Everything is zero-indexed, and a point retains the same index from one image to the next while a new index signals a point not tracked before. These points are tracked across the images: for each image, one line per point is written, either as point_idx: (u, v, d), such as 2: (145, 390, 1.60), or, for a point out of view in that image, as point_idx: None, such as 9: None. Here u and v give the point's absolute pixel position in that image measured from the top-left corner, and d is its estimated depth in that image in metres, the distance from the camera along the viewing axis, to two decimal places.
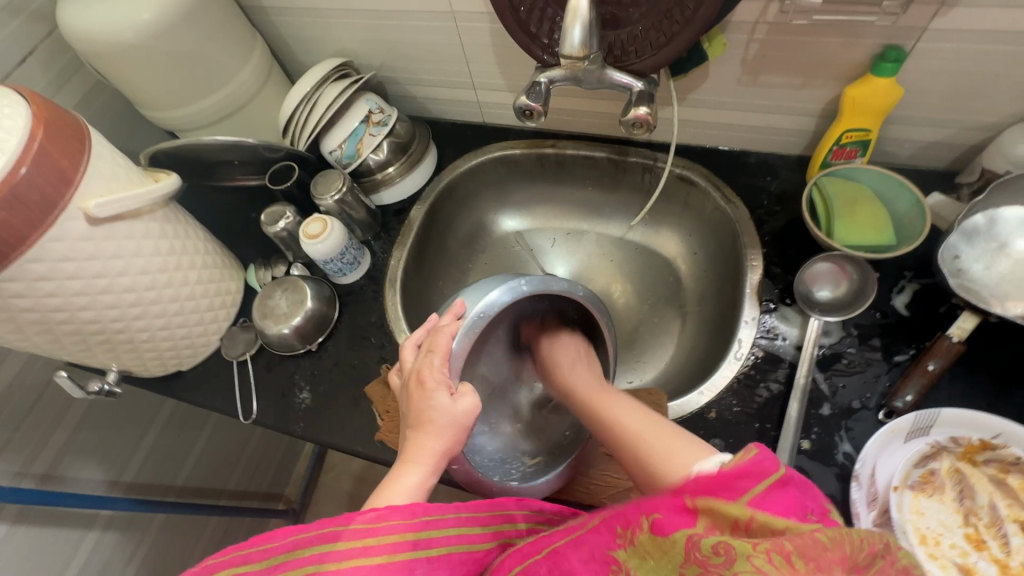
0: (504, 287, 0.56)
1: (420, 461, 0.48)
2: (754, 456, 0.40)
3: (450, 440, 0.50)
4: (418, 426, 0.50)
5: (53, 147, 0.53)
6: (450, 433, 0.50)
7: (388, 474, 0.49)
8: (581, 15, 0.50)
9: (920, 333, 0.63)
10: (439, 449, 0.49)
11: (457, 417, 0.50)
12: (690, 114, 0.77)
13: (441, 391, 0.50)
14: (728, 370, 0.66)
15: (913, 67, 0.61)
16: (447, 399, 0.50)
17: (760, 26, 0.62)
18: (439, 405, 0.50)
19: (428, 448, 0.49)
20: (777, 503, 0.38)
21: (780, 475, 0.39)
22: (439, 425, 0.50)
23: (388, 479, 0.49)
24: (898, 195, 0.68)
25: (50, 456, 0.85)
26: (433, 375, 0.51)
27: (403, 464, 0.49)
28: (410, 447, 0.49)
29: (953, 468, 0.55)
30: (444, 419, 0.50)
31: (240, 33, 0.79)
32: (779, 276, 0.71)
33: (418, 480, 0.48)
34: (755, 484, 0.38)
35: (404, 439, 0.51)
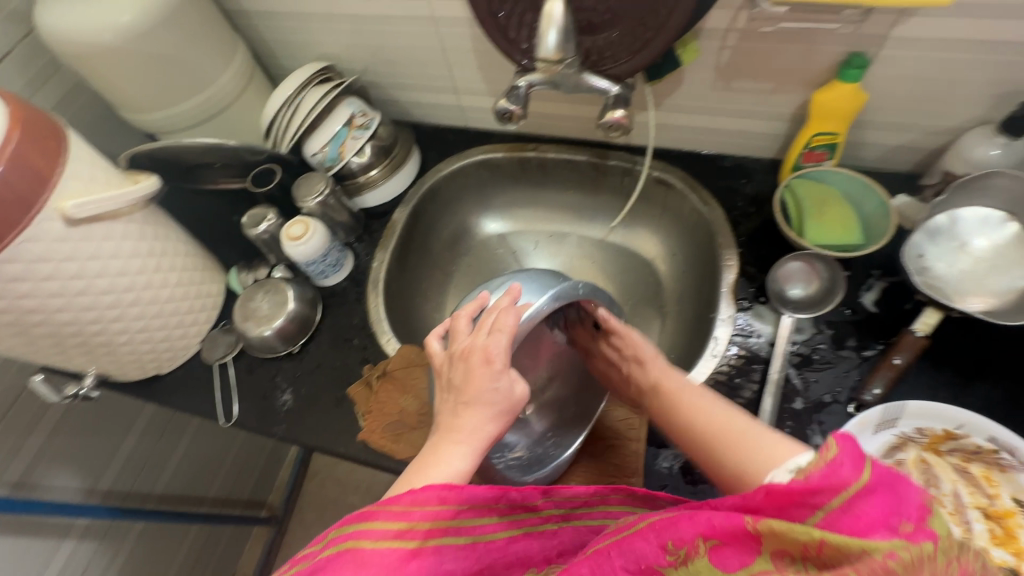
0: (562, 286, 0.54)
1: (467, 440, 0.44)
2: (832, 459, 0.34)
3: (501, 424, 0.45)
4: (471, 405, 0.45)
5: (29, 147, 0.53)
6: (505, 420, 0.46)
7: (430, 450, 0.45)
8: (556, 21, 0.51)
9: (888, 329, 0.65)
10: (490, 432, 0.45)
11: (512, 401, 0.46)
12: (666, 119, 0.79)
13: (502, 375, 0.45)
14: (705, 367, 0.68)
15: (875, 73, 0.64)
16: (507, 384, 0.45)
17: (731, 33, 0.64)
18: (498, 386, 0.45)
19: (481, 429, 0.45)
20: (868, 512, 0.33)
21: (864, 481, 0.33)
22: (494, 407, 0.45)
23: (431, 455, 0.45)
24: (866, 197, 0.70)
25: (25, 463, 0.83)
26: (500, 352, 0.46)
27: (451, 442, 0.45)
28: (462, 425, 0.45)
29: (919, 458, 0.57)
30: (502, 400, 0.45)
31: (222, 36, 0.80)
32: (754, 276, 0.73)
33: (464, 465, 0.44)
34: (828, 498, 0.33)
35: (451, 415, 0.46)
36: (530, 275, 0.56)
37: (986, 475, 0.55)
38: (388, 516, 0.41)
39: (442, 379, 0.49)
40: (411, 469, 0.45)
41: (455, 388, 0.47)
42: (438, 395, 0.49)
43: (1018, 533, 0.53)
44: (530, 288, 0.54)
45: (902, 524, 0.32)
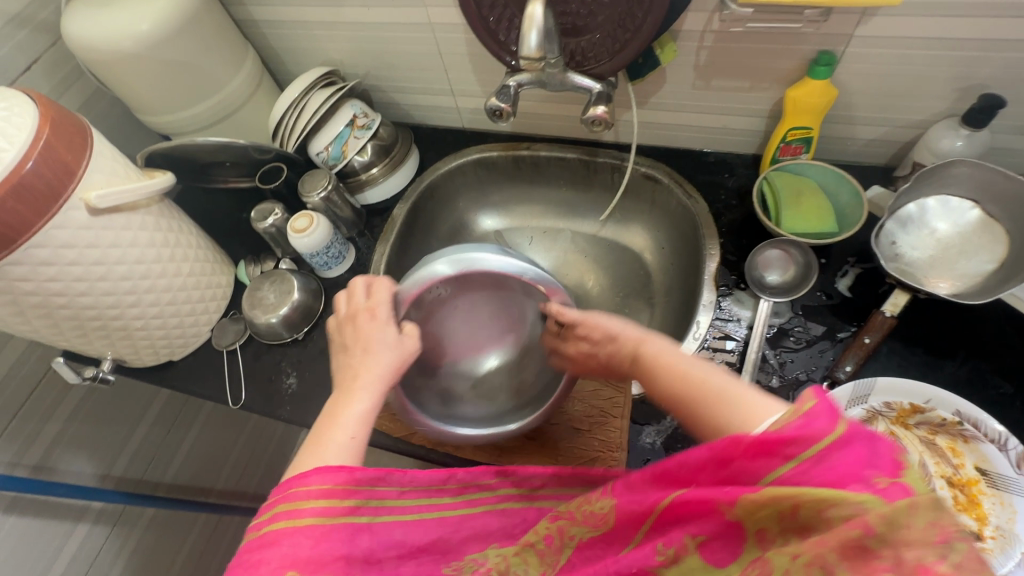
0: (446, 260, 0.55)
1: (364, 386, 0.50)
2: (805, 413, 0.35)
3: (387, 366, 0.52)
4: (363, 352, 0.52)
5: (57, 142, 0.58)
6: (393, 366, 0.52)
7: (330, 406, 0.50)
8: (537, 22, 0.55)
9: (861, 312, 0.69)
10: (379, 375, 0.51)
11: (394, 349, 0.53)
12: (652, 117, 0.83)
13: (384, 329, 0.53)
14: (687, 349, 0.71)
15: (844, 70, 0.68)
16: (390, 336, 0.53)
17: (708, 34, 0.69)
18: (379, 333, 0.53)
19: (368, 371, 0.51)
20: (842, 463, 0.32)
21: (839, 432, 0.33)
22: (380, 349, 0.52)
23: (331, 411, 0.50)
24: (841, 188, 0.74)
25: (44, 446, 0.88)
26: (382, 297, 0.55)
27: (347, 394, 0.50)
28: (354, 373, 0.51)
29: (888, 431, 0.60)
30: (383, 342, 0.53)
31: (233, 43, 0.85)
32: (734, 263, 0.76)
33: (361, 412, 0.49)
34: (801, 449, 0.34)
35: (347, 370, 0.53)
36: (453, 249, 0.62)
37: (951, 447, 0.58)
38: (335, 479, 0.43)
39: (336, 342, 0.56)
40: (315, 431, 0.48)
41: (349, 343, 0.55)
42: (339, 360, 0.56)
43: (982, 500, 0.56)
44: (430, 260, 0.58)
45: (876, 478, 0.31)
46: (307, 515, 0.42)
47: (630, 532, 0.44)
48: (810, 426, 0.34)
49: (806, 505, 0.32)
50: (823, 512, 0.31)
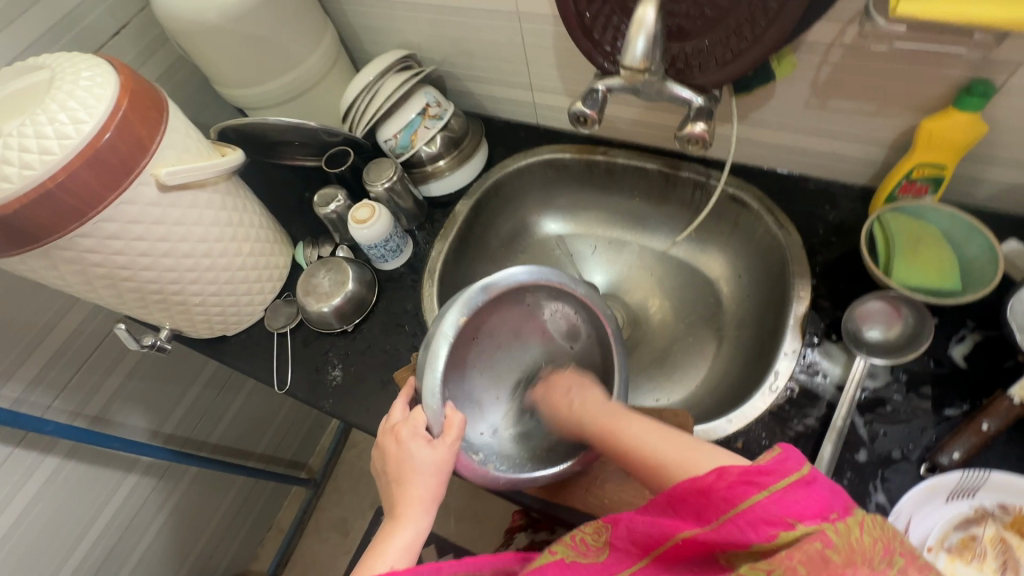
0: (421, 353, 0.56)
1: (406, 516, 0.50)
2: (778, 454, 0.40)
3: (437, 488, 0.52)
4: (401, 479, 0.52)
5: (134, 116, 0.57)
6: (435, 480, 0.52)
7: (379, 535, 0.51)
8: (646, 27, 0.49)
9: (977, 388, 0.59)
10: (426, 496, 0.51)
11: (439, 463, 0.52)
12: (749, 133, 0.74)
13: (418, 442, 0.52)
14: (761, 402, 0.64)
15: (1002, 103, 0.57)
16: (424, 447, 0.52)
17: (836, 48, 0.59)
18: (418, 454, 0.52)
19: (414, 500, 0.51)
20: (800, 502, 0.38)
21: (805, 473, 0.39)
22: (421, 476, 0.51)
23: (378, 540, 0.50)
24: (969, 240, 0.63)
25: (103, 400, 0.91)
26: (412, 434, 0.53)
27: (394, 523, 0.50)
28: (398, 505, 0.51)
29: (998, 537, 0.52)
30: (428, 464, 0.52)
31: (313, 20, 0.82)
32: (827, 311, 0.67)
33: (406, 541, 0.50)
34: (774, 481, 0.39)
35: (390, 495, 0.53)
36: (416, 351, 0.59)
37: None
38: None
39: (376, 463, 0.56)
40: (360, 563, 0.49)
41: (384, 468, 0.54)
42: (378, 485, 0.55)
43: None
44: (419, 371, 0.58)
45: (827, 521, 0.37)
46: None
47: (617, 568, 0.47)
48: (785, 462, 0.40)
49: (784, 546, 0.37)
50: (793, 544, 0.36)
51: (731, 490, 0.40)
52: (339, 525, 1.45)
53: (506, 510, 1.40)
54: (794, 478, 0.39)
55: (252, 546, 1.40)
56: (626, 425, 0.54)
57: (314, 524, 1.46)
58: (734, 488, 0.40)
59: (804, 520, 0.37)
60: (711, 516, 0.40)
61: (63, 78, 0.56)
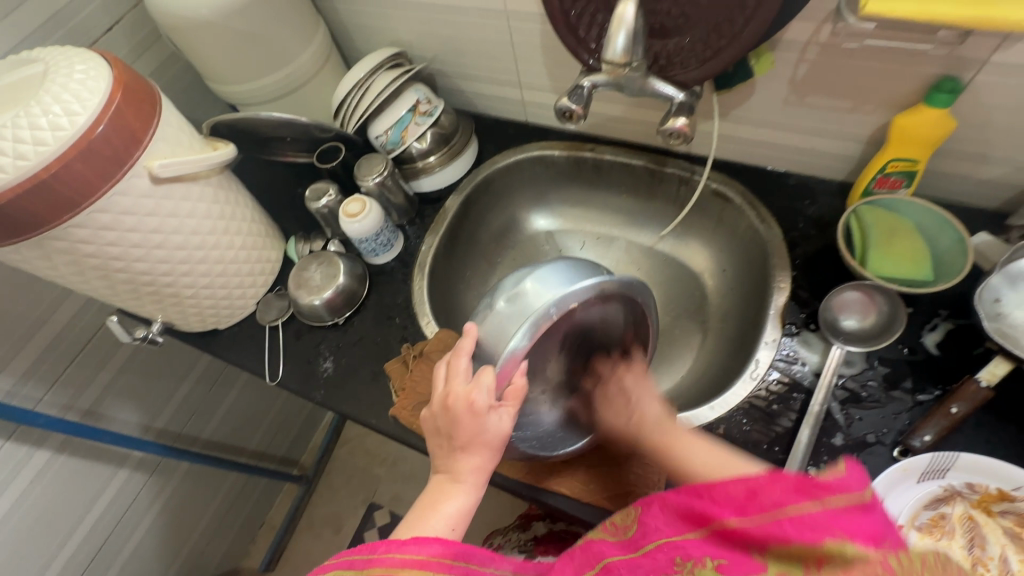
0: (508, 315, 0.53)
1: (467, 481, 0.50)
2: (842, 473, 0.41)
3: (493, 460, 0.51)
4: (467, 447, 0.50)
5: (127, 109, 0.58)
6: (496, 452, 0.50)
7: (432, 496, 0.50)
8: (626, 23, 0.51)
9: (948, 374, 0.61)
10: (486, 466, 0.50)
11: (505, 435, 0.51)
12: (731, 130, 0.76)
13: (491, 413, 0.50)
14: (741, 390, 0.66)
15: (970, 100, 0.60)
16: (496, 419, 0.50)
17: (811, 46, 0.62)
18: (491, 425, 0.50)
19: (475, 468, 0.50)
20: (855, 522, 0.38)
21: (865, 496, 0.39)
22: (491, 448, 0.50)
23: (430, 501, 0.50)
24: (941, 232, 0.66)
25: (94, 395, 0.92)
26: (485, 403, 0.50)
27: (452, 485, 0.50)
28: (459, 468, 0.50)
29: (966, 515, 0.54)
30: (495, 436, 0.50)
31: (306, 18, 0.84)
32: (806, 301, 0.70)
33: (462, 507, 0.49)
34: (832, 495, 0.39)
35: (445, 451, 0.51)
36: (489, 303, 0.56)
37: None
38: (431, 551, 0.43)
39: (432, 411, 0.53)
40: (413, 516, 0.49)
41: (444, 426, 0.51)
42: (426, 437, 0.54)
43: None
44: (486, 325, 0.54)
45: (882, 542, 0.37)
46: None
47: (642, 540, 0.47)
48: (847, 482, 0.40)
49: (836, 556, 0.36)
50: (851, 561, 0.35)
51: (779, 493, 0.41)
52: (332, 522, 1.45)
53: (497, 506, 1.41)
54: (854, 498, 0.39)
55: (243, 543, 1.40)
56: (677, 445, 0.55)
57: (306, 521, 1.46)
58: (787, 490, 0.41)
59: (855, 540, 0.37)
60: (753, 511, 0.41)
61: (57, 71, 0.56)
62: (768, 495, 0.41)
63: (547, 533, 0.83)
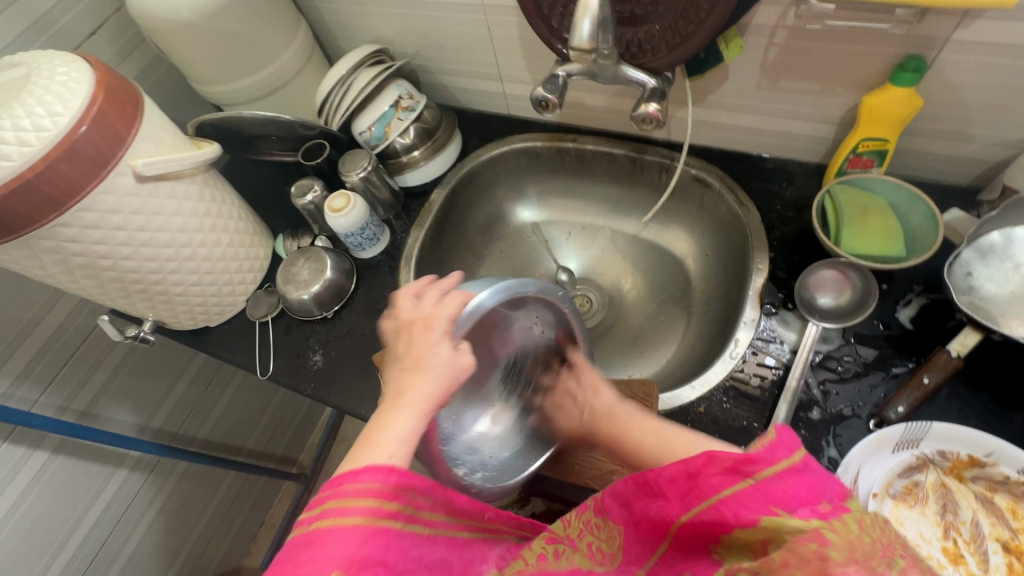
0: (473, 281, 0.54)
1: (410, 400, 0.44)
2: (770, 440, 0.38)
3: (445, 391, 0.46)
4: (416, 368, 0.46)
5: (110, 109, 0.59)
6: (446, 383, 0.46)
7: (375, 421, 0.44)
8: (592, 10, 0.52)
9: (923, 347, 0.63)
10: (434, 394, 0.45)
11: (457, 369, 0.46)
12: (707, 116, 0.78)
13: (443, 342, 0.47)
14: (721, 368, 0.67)
15: (934, 78, 0.61)
16: (448, 350, 0.47)
17: (780, 30, 0.63)
18: (440, 349, 0.47)
19: (425, 394, 0.44)
20: (793, 487, 0.36)
21: (797, 461, 0.37)
22: (438, 371, 0.46)
23: (376, 425, 0.43)
24: (914, 209, 0.67)
25: (90, 396, 0.93)
26: (427, 341, 0.48)
27: (395, 405, 0.44)
28: (405, 390, 0.45)
29: (939, 482, 0.55)
30: (448, 367, 0.46)
31: (287, 17, 0.85)
32: (783, 281, 0.71)
33: (414, 429, 0.43)
34: (764, 468, 0.37)
35: (396, 379, 0.46)
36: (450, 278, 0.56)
37: (1012, 509, 0.53)
38: (386, 479, 0.38)
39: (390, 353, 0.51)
40: (356, 447, 0.42)
41: (402, 355, 0.48)
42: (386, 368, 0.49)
43: None
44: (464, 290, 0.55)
45: (823, 504, 0.35)
46: (351, 515, 0.37)
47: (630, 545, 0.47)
48: (775, 450, 0.37)
49: (776, 540, 0.34)
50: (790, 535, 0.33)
51: (712, 476, 0.38)
52: None
53: None
54: (784, 465, 0.37)
55: (244, 541, 1.41)
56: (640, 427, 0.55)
57: None
58: (723, 471, 0.38)
59: (792, 511, 0.34)
60: (694, 499, 0.39)
61: (39, 74, 0.58)
62: (705, 472, 0.39)
63: (544, 511, 0.81)
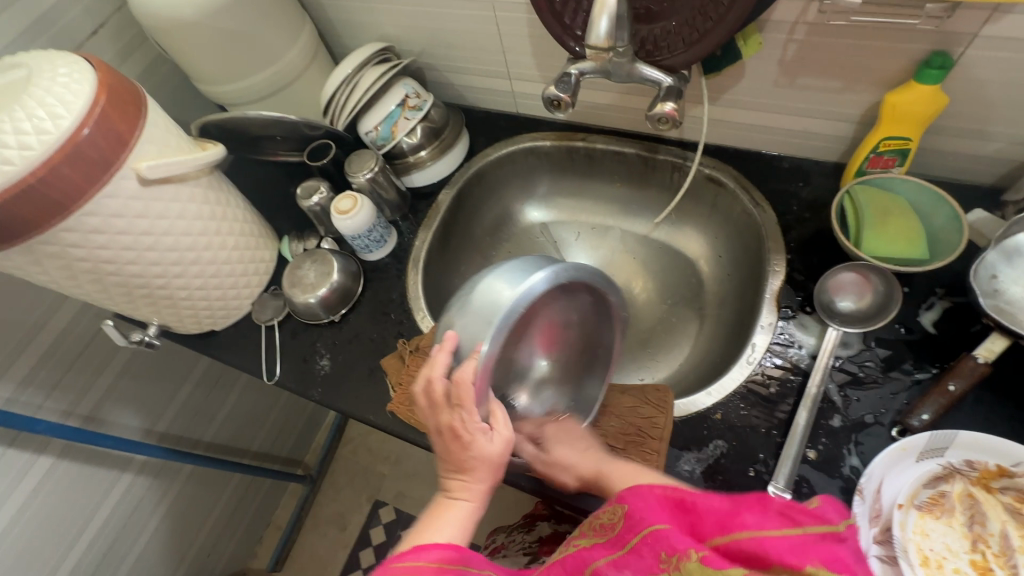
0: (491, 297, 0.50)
1: (460, 494, 0.51)
2: (818, 506, 0.38)
3: (492, 477, 0.52)
4: (459, 470, 0.51)
5: (113, 111, 0.58)
6: (492, 474, 0.52)
7: (432, 515, 0.51)
8: (610, 7, 0.50)
9: (946, 352, 0.61)
10: (483, 490, 0.51)
11: (498, 456, 0.51)
12: (721, 114, 0.76)
13: (479, 437, 0.51)
14: (738, 374, 0.65)
15: (960, 75, 0.59)
16: (485, 442, 0.51)
17: (800, 26, 0.61)
18: (479, 449, 0.51)
19: (473, 491, 0.51)
20: (833, 551, 0.35)
21: (843, 528, 0.36)
22: (480, 472, 0.51)
23: (433, 518, 0.51)
24: (937, 210, 0.65)
25: (95, 400, 0.92)
26: (466, 427, 0.50)
27: (450, 502, 0.51)
28: (454, 490, 0.51)
29: (966, 492, 0.54)
30: (488, 459, 0.51)
31: (291, 15, 0.83)
32: (801, 284, 0.69)
33: (466, 514, 0.51)
34: (808, 524, 0.36)
35: (445, 477, 0.52)
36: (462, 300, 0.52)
37: None
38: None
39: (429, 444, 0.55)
40: (422, 524, 0.51)
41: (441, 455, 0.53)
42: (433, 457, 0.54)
43: None
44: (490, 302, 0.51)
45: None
46: None
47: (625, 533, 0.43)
48: (824, 514, 0.37)
49: None
50: None
51: (749, 516, 0.37)
52: (337, 520, 1.46)
53: (501, 501, 1.41)
54: (827, 529, 0.36)
55: (251, 543, 1.41)
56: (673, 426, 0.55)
57: (312, 521, 1.47)
58: (770, 514, 0.37)
59: (834, 571, 0.34)
60: (720, 534, 0.38)
61: (40, 75, 0.56)
62: (742, 512, 0.38)
63: (551, 533, 0.79)
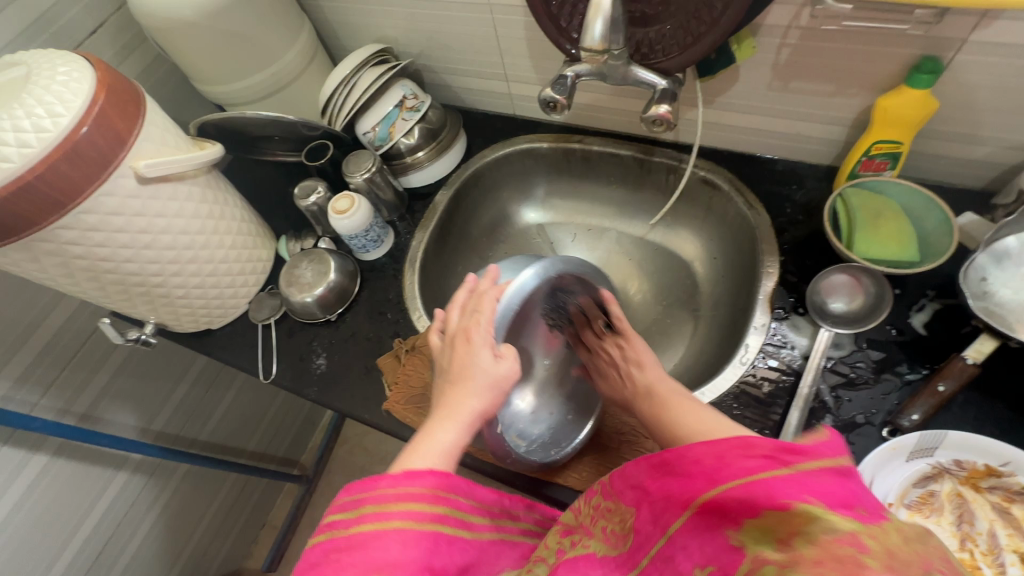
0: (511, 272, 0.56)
1: (453, 414, 0.48)
2: (822, 438, 0.35)
3: (489, 402, 0.50)
4: (457, 380, 0.50)
5: (112, 109, 0.58)
6: (489, 396, 0.50)
7: (421, 429, 0.49)
8: (604, 10, 0.51)
9: (936, 353, 0.62)
10: (478, 409, 0.49)
11: (499, 379, 0.50)
12: (716, 117, 0.77)
13: (486, 351, 0.50)
14: (731, 374, 0.66)
15: (951, 80, 0.60)
16: (490, 359, 0.50)
17: (793, 30, 0.62)
18: (482, 363, 0.50)
19: (467, 404, 0.49)
20: (823, 484, 0.32)
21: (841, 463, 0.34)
22: (479, 387, 0.49)
23: (421, 433, 0.48)
24: (928, 213, 0.66)
25: (91, 398, 0.92)
26: (477, 343, 0.51)
27: (439, 417, 0.49)
28: (449, 400, 0.49)
29: (955, 492, 0.54)
30: (489, 379, 0.50)
31: (290, 16, 0.84)
32: (794, 285, 0.70)
33: (453, 441, 0.48)
34: (804, 460, 0.33)
35: (441, 391, 0.51)
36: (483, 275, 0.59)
37: None
38: (424, 482, 0.43)
39: (435, 360, 0.55)
40: (404, 451, 0.47)
41: (445, 365, 0.52)
42: (433, 377, 0.54)
43: None
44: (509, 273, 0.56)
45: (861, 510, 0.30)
46: (393, 518, 0.40)
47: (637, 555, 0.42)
48: (822, 446, 0.35)
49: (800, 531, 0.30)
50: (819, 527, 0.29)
51: (737, 460, 0.35)
52: None
53: None
54: (827, 463, 0.33)
55: (246, 543, 1.41)
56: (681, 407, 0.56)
57: (307, 521, 1.47)
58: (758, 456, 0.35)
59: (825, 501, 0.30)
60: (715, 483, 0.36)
61: (40, 73, 0.57)
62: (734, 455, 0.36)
63: None
